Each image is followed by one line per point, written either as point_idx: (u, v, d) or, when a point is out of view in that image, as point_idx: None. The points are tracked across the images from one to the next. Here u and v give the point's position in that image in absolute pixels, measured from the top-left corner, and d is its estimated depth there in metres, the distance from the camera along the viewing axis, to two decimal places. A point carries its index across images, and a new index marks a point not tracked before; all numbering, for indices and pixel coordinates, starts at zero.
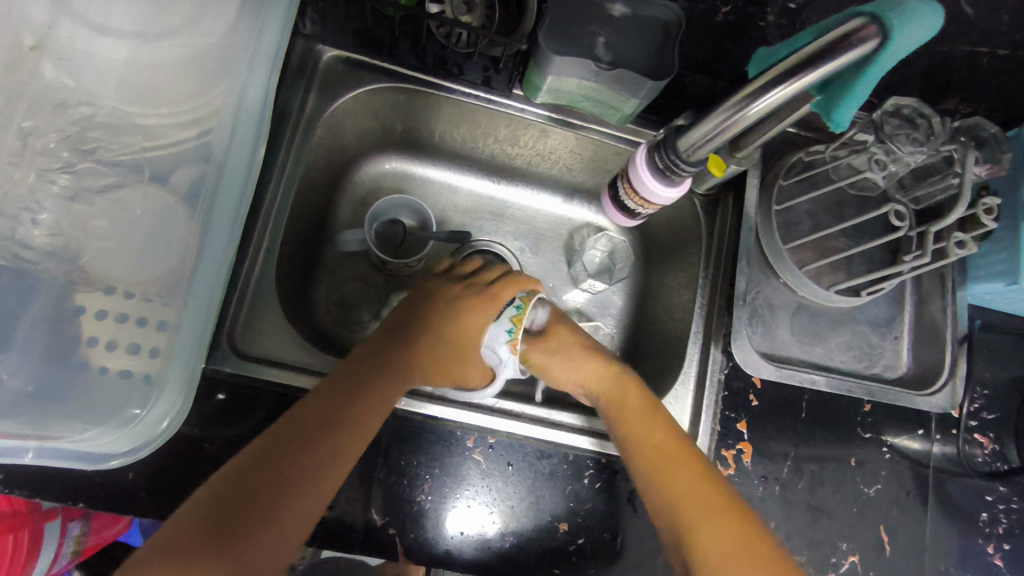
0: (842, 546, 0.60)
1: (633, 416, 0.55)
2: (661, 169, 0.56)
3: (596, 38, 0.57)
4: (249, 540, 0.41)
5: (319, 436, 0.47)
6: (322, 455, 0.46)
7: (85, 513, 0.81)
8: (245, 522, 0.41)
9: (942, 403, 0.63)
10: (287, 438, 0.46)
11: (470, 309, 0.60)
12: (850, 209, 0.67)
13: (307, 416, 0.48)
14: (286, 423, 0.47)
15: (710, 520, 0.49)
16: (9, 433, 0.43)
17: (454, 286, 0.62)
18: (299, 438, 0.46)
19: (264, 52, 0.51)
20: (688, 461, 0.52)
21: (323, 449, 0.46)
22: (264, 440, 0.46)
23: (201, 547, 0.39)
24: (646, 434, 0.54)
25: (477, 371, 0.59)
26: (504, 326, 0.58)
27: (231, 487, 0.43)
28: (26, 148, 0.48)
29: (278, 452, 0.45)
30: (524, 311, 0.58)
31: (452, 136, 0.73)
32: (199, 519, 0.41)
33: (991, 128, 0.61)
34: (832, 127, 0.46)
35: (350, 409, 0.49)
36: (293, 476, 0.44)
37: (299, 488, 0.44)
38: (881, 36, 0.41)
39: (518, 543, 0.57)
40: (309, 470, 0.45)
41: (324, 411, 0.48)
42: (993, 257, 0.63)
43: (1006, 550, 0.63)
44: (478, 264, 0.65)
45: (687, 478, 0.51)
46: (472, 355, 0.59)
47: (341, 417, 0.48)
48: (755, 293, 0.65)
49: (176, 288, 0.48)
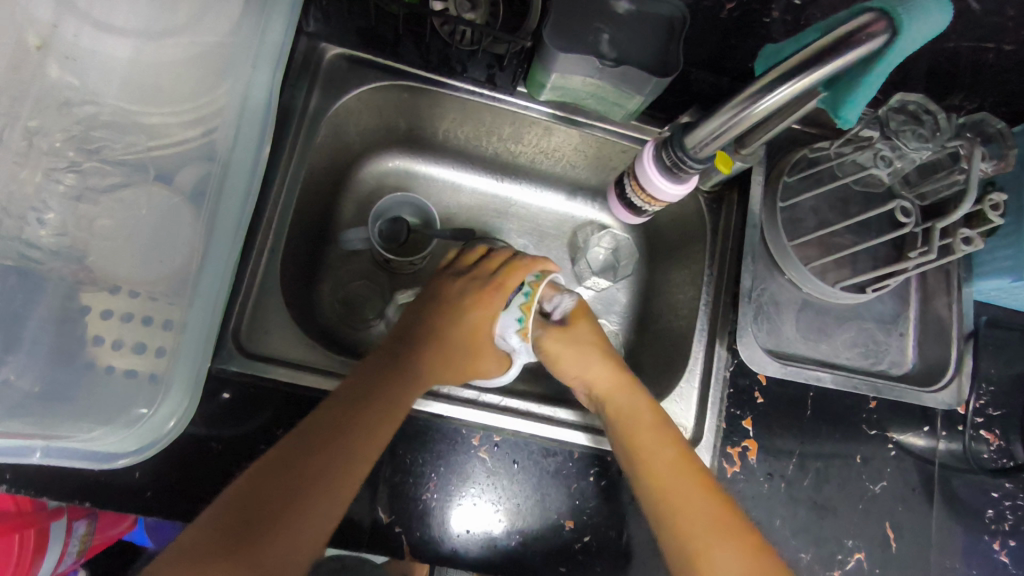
0: (848, 543, 0.60)
1: (643, 430, 0.54)
2: (668, 166, 0.55)
3: (601, 34, 0.57)
4: (268, 542, 0.41)
5: (332, 442, 0.46)
6: (336, 462, 0.46)
7: (91, 511, 0.81)
8: (262, 526, 0.41)
9: (947, 399, 0.63)
10: (299, 445, 0.46)
11: (476, 305, 0.57)
12: (855, 206, 0.67)
13: (322, 421, 0.48)
14: (301, 428, 0.47)
15: (711, 546, 0.48)
16: (15, 433, 0.43)
17: (454, 280, 0.60)
18: (312, 446, 0.46)
19: (268, 50, 0.51)
20: (697, 483, 0.51)
21: (337, 455, 0.46)
22: (279, 447, 0.46)
23: (218, 555, 0.40)
24: (651, 449, 0.53)
25: (492, 362, 0.57)
26: (514, 315, 0.55)
27: (247, 494, 0.43)
28: (32, 148, 0.48)
29: (292, 458, 0.45)
30: (533, 296, 0.55)
31: (456, 134, 0.72)
32: (217, 526, 0.41)
33: (998, 123, 0.61)
34: (840, 122, 0.47)
35: (362, 414, 0.48)
36: (308, 478, 0.44)
37: (313, 497, 0.44)
38: (891, 31, 0.41)
39: (524, 541, 0.57)
40: (322, 476, 0.45)
41: (336, 416, 0.48)
42: (999, 253, 0.63)
43: (1012, 547, 0.63)
44: (486, 248, 0.63)
45: (693, 502, 0.50)
46: (485, 350, 0.57)
47: (354, 423, 0.48)
48: (760, 290, 0.65)
49: (182, 288, 0.48)
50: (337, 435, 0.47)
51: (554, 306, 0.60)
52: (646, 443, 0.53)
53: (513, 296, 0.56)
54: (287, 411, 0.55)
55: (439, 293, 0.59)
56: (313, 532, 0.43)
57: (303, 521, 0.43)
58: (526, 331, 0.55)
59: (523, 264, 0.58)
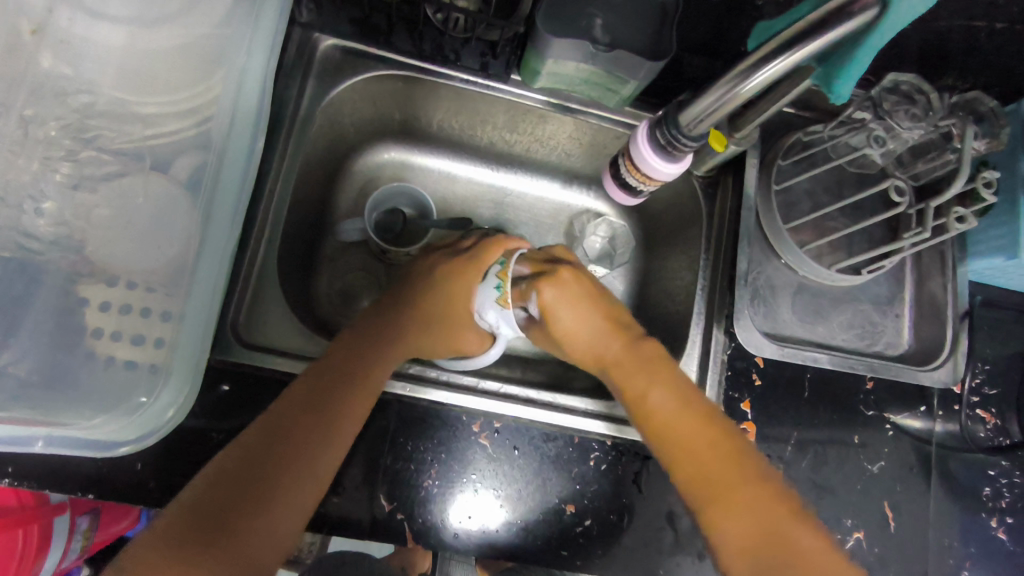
0: (847, 522, 0.60)
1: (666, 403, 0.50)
2: (663, 145, 0.55)
3: (594, 19, 0.57)
4: (245, 529, 0.41)
5: (311, 418, 0.47)
6: (316, 441, 0.46)
7: (94, 508, 0.83)
8: (238, 516, 0.41)
9: (945, 377, 0.64)
10: (278, 424, 0.46)
11: (457, 274, 0.58)
12: (849, 187, 0.67)
13: (297, 401, 0.47)
14: (278, 411, 0.46)
15: (731, 507, 0.46)
16: (16, 419, 0.44)
17: (437, 258, 0.61)
18: (289, 425, 0.46)
19: (262, 38, 0.51)
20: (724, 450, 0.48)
21: (315, 432, 0.46)
22: (258, 425, 0.46)
23: (194, 546, 0.40)
24: (675, 419, 0.50)
25: (472, 339, 0.58)
26: (493, 284, 0.55)
27: (227, 478, 0.43)
28: (28, 137, 0.48)
29: (270, 441, 0.45)
30: (508, 265, 0.55)
31: (450, 124, 0.73)
32: (194, 513, 0.41)
33: (989, 101, 0.62)
34: (833, 98, 0.48)
35: (340, 396, 0.48)
36: (285, 463, 0.44)
37: (291, 482, 0.44)
38: (881, 4, 0.41)
39: (525, 526, 0.57)
40: (307, 456, 0.45)
41: (314, 394, 0.48)
42: (992, 233, 0.63)
43: (1009, 524, 0.64)
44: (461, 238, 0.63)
45: (727, 474, 0.47)
46: (467, 323, 0.58)
47: (333, 398, 0.48)
48: (756, 274, 0.65)
49: (180, 278, 0.48)
50: (314, 416, 0.47)
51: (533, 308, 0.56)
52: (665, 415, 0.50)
53: (490, 268, 0.57)
54: None
55: (423, 270, 0.60)
56: (294, 510, 0.44)
57: (284, 502, 0.43)
58: (504, 298, 0.55)
59: (499, 242, 0.58)
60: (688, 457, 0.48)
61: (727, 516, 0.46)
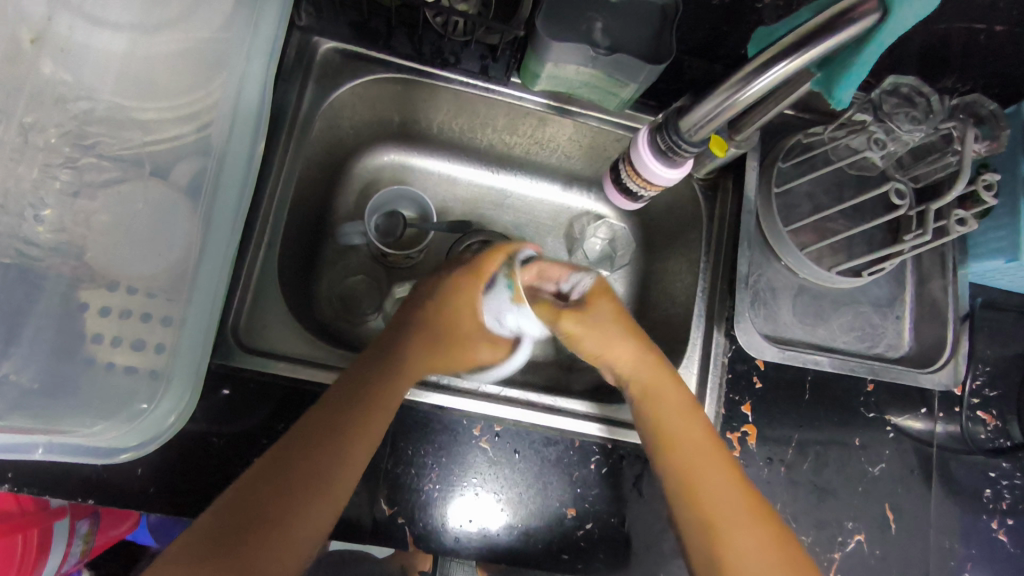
0: (848, 525, 0.60)
1: (672, 417, 0.53)
2: (663, 150, 0.55)
3: (594, 23, 0.57)
4: (261, 545, 0.40)
5: (330, 436, 0.46)
6: (336, 458, 0.45)
7: (94, 510, 0.82)
8: (255, 533, 0.41)
9: (946, 379, 0.64)
10: (299, 441, 0.45)
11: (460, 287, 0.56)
12: (850, 189, 0.67)
13: (320, 419, 0.47)
14: (302, 428, 0.46)
15: (726, 518, 0.48)
16: (17, 426, 0.44)
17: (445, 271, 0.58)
18: (310, 442, 0.45)
19: (262, 43, 0.51)
20: (722, 467, 0.50)
21: (334, 450, 0.45)
22: (282, 443, 0.46)
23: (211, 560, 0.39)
24: (679, 432, 0.52)
25: (481, 348, 0.57)
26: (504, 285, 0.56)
27: (248, 494, 0.42)
28: (27, 144, 0.48)
29: (290, 457, 0.44)
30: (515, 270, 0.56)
31: (450, 127, 0.72)
32: (214, 528, 0.41)
33: (990, 104, 0.62)
34: (834, 104, 0.47)
35: (361, 414, 0.47)
36: (306, 480, 0.43)
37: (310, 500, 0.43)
38: (881, 9, 0.41)
39: (526, 531, 0.57)
40: (326, 470, 0.44)
41: (337, 411, 0.47)
42: (993, 235, 0.63)
43: (1010, 525, 0.64)
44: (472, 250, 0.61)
45: (720, 486, 0.49)
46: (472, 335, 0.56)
47: (353, 416, 0.47)
48: (757, 276, 0.65)
49: (180, 284, 0.48)
50: (334, 434, 0.46)
51: (571, 286, 0.59)
52: (672, 427, 0.53)
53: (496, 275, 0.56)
54: (286, 405, 0.55)
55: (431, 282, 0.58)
56: (309, 525, 0.43)
57: (301, 523, 0.42)
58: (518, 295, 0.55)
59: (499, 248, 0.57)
60: (686, 467, 0.51)
61: (725, 534, 0.48)
